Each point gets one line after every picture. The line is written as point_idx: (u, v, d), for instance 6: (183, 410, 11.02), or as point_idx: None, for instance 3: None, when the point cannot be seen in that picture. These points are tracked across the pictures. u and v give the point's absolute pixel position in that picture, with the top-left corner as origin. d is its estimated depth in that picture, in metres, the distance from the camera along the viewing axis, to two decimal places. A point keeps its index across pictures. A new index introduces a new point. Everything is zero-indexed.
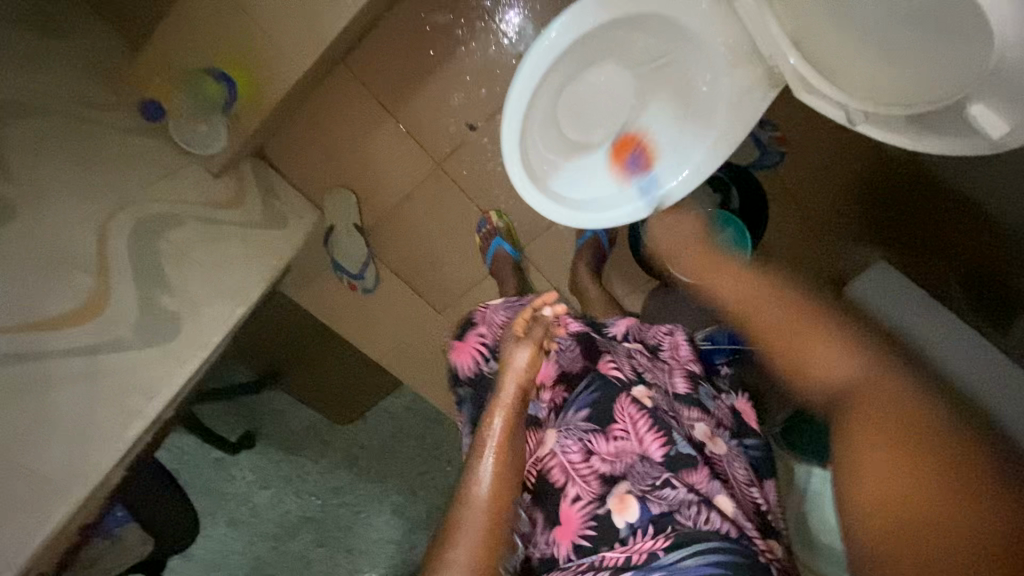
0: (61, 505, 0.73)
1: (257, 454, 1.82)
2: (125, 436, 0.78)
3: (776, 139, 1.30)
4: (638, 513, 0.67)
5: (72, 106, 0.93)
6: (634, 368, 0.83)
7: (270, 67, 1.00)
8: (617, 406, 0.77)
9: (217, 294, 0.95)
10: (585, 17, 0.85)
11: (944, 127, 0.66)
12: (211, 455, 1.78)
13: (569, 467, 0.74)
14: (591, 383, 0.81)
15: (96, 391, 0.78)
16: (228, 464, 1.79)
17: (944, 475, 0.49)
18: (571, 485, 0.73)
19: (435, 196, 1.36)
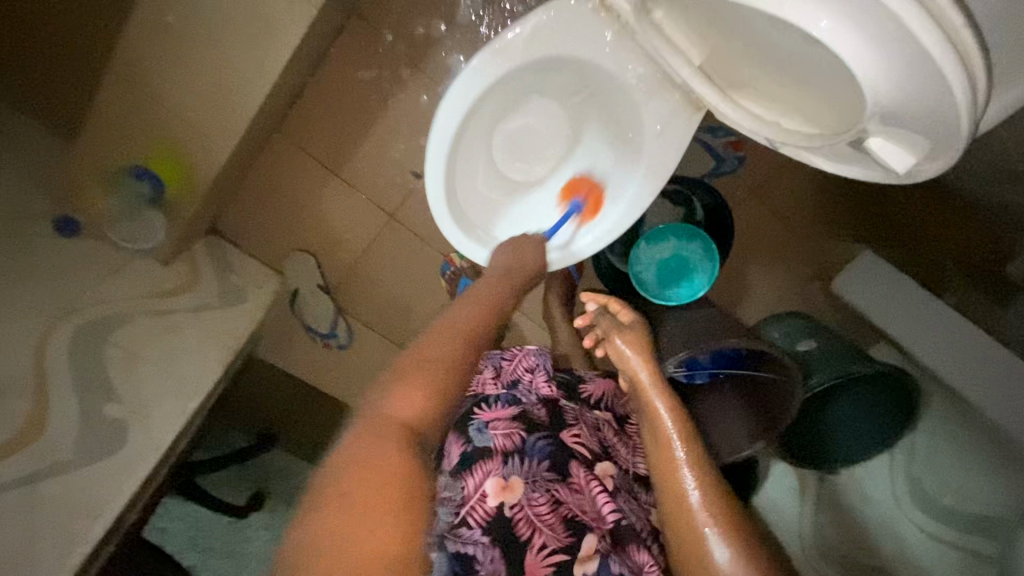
0: None
1: (268, 513, 1.76)
2: (70, 562, 0.77)
3: (732, 144, 1.26)
4: (601, 569, 0.71)
5: (5, 224, 0.94)
6: (596, 439, 0.86)
7: (195, 153, 0.99)
8: (575, 466, 0.79)
9: (168, 391, 0.93)
10: (486, 71, 0.82)
11: (846, 155, 0.63)
12: (224, 519, 1.74)
13: (537, 518, 0.72)
14: (556, 439, 0.81)
15: (34, 524, 0.77)
16: (243, 525, 1.74)
17: None
18: (537, 534, 0.72)
19: (394, 247, 1.34)
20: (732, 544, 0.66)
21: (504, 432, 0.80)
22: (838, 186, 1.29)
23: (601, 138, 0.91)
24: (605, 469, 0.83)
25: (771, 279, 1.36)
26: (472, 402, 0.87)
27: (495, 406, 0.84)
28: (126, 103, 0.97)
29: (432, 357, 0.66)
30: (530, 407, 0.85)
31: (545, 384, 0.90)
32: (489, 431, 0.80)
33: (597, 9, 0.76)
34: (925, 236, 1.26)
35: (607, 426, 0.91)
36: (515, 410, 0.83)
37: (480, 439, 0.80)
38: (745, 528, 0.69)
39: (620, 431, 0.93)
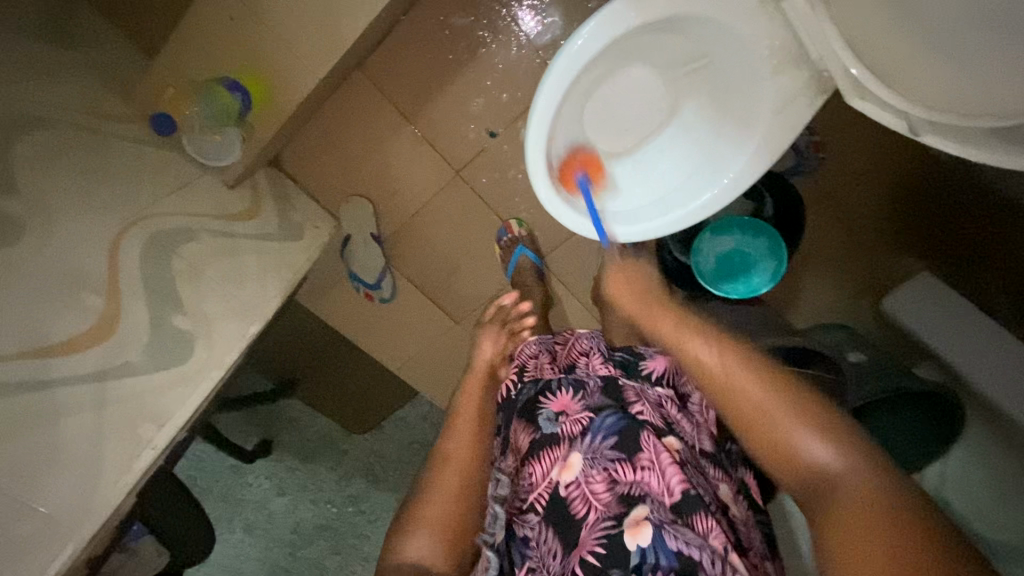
0: (72, 539, 0.69)
1: (274, 461, 1.79)
2: (134, 467, 0.74)
3: (813, 143, 1.24)
4: (652, 541, 0.64)
5: (82, 119, 0.90)
6: (661, 413, 0.78)
7: (286, 73, 0.97)
8: (645, 435, 0.73)
9: (232, 312, 0.91)
10: (619, 21, 0.77)
11: (991, 142, 0.59)
12: (229, 462, 1.76)
13: (593, 497, 0.70)
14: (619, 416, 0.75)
15: (104, 421, 0.74)
16: (246, 471, 1.77)
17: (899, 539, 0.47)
18: (591, 511, 0.69)
19: (454, 203, 1.32)
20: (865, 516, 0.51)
21: (564, 418, 0.77)
22: (903, 199, 1.25)
23: (701, 112, 0.90)
24: (672, 443, 0.75)
25: (823, 292, 1.35)
26: (534, 389, 0.84)
27: (559, 394, 0.80)
28: (222, 12, 0.94)
29: (458, 448, 0.85)
30: (592, 388, 0.80)
31: (602, 364, 0.85)
32: (556, 421, 0.78)
33: None
34: (985, 259, 1.19)
35: (671, 404, 0.81)
36: (578, 398, 0.78)
37: (547, 427, 0.78)
38: (874, 468, 0.55)
39: (685, 414, 0.82)
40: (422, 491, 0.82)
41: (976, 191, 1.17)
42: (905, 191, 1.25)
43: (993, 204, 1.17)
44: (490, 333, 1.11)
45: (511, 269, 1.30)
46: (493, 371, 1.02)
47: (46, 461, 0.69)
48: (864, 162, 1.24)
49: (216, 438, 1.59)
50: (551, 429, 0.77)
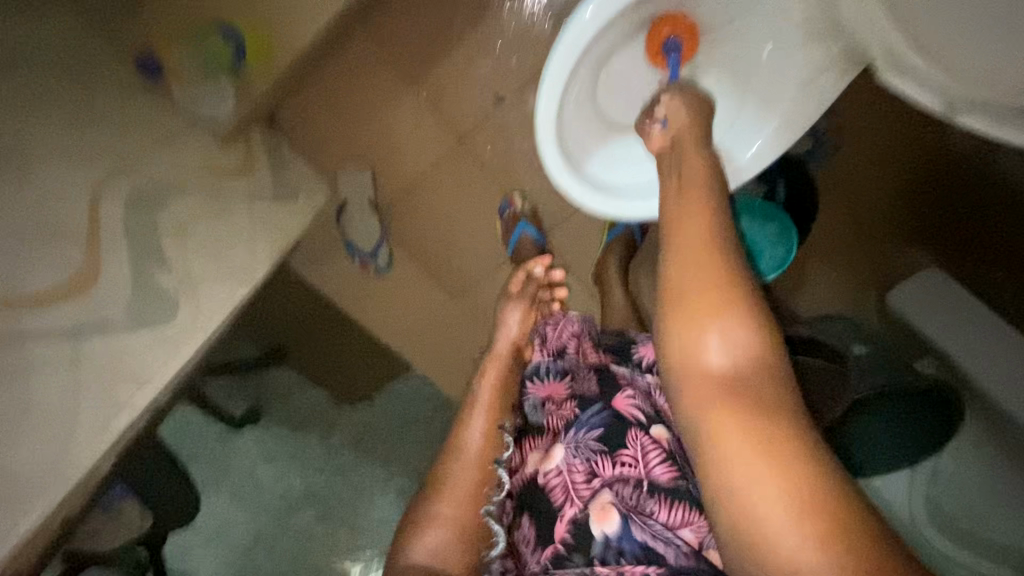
0: (38, 501, 0.66)
1: (262, 429, 1.75)
2: (112, 427, 0.70)
3: (832, 126, 1.21)
4: (619, 530, 0.62)
5: (66, 60, 0.85)
6: (654, 401, 0.75)
7: (284, 19, 0.91)
8: (630, 430, 0.70)
9: (221, 273, 0.87)
10: None
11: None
12: (217, 429, 1.74)
13: (570, 485, 0.67)
14: (606, 406, 0.72)
15: (80, 374, 0.71)
16: (233, 439, 1.74)
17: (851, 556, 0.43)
18: (566, 500, 0.67)
19: (458, 172, 1.27)
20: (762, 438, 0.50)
21: (551, 406, 0.77)
22: (920, 185, 1.21)
23: (721, 85, 0.86)
24: (660, 433, 0.71)
25: (828, 283, 1.31)
26: (524, 377, 0.83)
27: (547, 381, 0.80)
28: None
29: (480, 426, 0.77)
30: (582, 374, 0.79)
31: (593, 351, 0.84)
32: (542, 409, 0.78)
33: None
34: (992, 251, 1.17)
35: None
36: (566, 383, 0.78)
37: (533, 415, 0.79)
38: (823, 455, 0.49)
39: None
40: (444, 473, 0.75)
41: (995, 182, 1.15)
42: (923, 177, 1.20)
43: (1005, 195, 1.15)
44: (518, 305, 0.93)
45: (512, 245, 1.24)
46: (516, 353, 0.87)
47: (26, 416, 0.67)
48: (886, 144, 1.21)
49: (203, 403, 1.56)
50: (537, 417, 0.78)
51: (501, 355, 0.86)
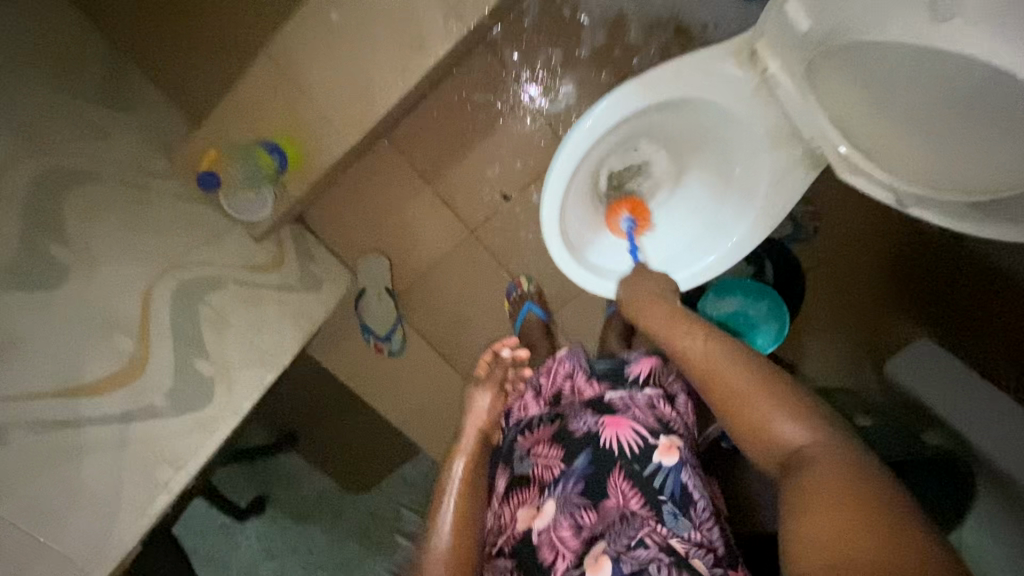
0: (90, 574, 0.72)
1: (266, 521, 1.70)
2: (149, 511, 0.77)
3: (809, 213, 1.31)
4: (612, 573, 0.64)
5: (128, 174, 0.97)
6: (654, 419, 0.79)
7: (322, 142, 1.07)
8: (611, 477, 0.73)
9: (251, 359, 0.96)
10: (624, 102, 0.84)
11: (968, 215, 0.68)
12: (218, 521, 1.69)
13: (562, 543, 0.70)
14: (593, 455, 0.75)
15: (125, 463, 0.75)
16: (234, 531, 1.69)
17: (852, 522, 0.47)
18: (561, 559, 0.69)
19: (466, 262, 1.38)
20: (823, 495, 0.51)
21: (538, 453, 0.79)
22: (896, 264, 1.29)
23: (702, 181, 0.97)
24: (667, 444, 0.75)
25: (826, 352, 1.35)
26: (517, 430, 0.86)
27: (539, 429, 0.83)
28: (269, 86, 1.04)
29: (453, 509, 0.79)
30: (573, 412, 0.82)
31: (588, 385, 0.86)
32: (529, 458, 0.80)
33: (742, 62, 0.80)
34: (977, 323, 1.21)
35: (663, 402, 0.83)
36: (553, 426, 0.81)
37: (521, 467, 0.81)
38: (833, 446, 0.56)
39: (676, 416, 0.83)
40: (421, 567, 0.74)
41: (971, 257, 1.23)
42: (896, 255, 1.29)
43: (979, 271, 1.22)
44: (485, 390, 0.94)
45: (518, 323, 1.31)
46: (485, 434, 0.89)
47: (66, 507, 0.70)
48: (857, 229, 1.31)
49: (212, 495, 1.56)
50: (525, 468, 0.80)
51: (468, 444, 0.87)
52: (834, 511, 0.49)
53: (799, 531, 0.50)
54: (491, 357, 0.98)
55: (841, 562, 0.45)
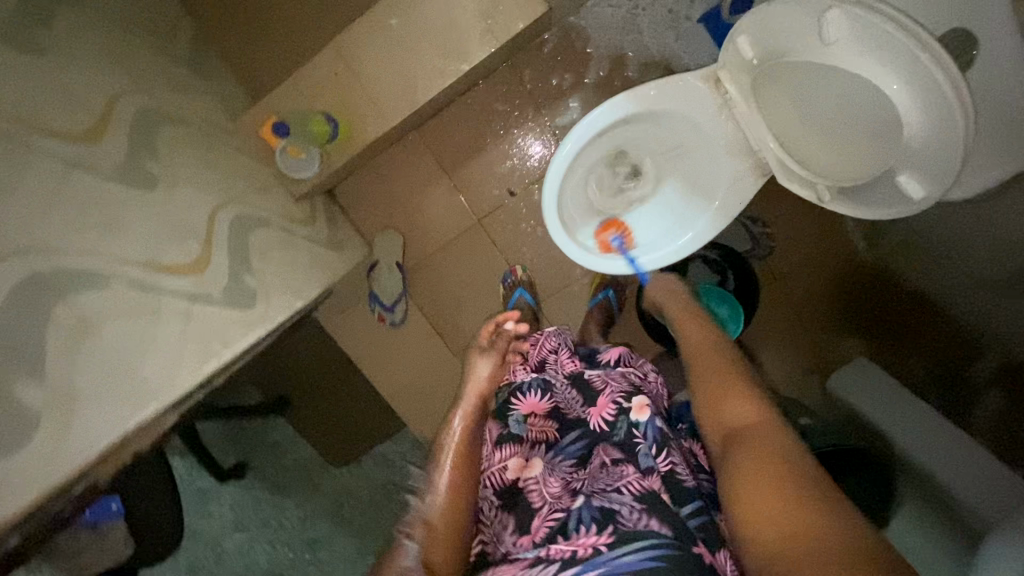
0: (151, 405, 0.77)
1: (242, 488, 1.85)
2: (207, 367, 0.86)
3: (766, 234, 1.51)
4: (584, 507, 0.71)
5: (204, 124, 1.16)
6: (627, 388, 0.92)
7: (367, 121, 1.28)
8: (601, 446, 0.84)
9: (284, 287, 1.12)
10: (617, 108, 1.07)
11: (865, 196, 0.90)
12: (197, 486, 1.84)
13: (547, 490, 0.79)
14: (582, 431, 0.88)
15: (191, 327, 0.85)
16: (210, 499, 1.84)
17: (783, 488, 0.55)
18: (543, 499, 0.78)
19: (470, 248, 1.57)
20: (763, 463, 0.60)
21: (533, 420, 0.92)
22: (840, 289, 1.49)
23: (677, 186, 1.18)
24: (641, 404, 0.87)
25: (782, 367, 1.53)
26: (511, 395, 0.98)
27: (529, 396, 0.95)
28: (329, 68, 1.26)
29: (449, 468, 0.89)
30: (560, 389, 0.96)
31: (568, 362, 1.03)
32: (524, 424, 0.92)
33: (710, 85, 1.04)
34: (909, 342, 1.41)
35: (635, 381, 0.96)
36: (545, 396, 0.94)
37: (517, 427, 0.91)
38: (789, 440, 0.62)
39: (649, 391, 0.95)
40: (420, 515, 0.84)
41: (904, 288, 1.42)
42: (840, 282, 1.49)
43: (910, 299, 1.41)
44: (487, 360, 1.14)
45: (510, 306, 1.48)
46: (484, 404, 1.04)
47: (150, 339, 0.78)
48: (813, 255, 1.50)
49: (199, 452, 1.66)
50: (520, 427, 0.91)
51: (469, 406, 1.03)
52: (766, 466, 0.59)
53: (741, 497, 0.59)
54: (494, 328, 1.23)
55: (772, 527, 0.53)
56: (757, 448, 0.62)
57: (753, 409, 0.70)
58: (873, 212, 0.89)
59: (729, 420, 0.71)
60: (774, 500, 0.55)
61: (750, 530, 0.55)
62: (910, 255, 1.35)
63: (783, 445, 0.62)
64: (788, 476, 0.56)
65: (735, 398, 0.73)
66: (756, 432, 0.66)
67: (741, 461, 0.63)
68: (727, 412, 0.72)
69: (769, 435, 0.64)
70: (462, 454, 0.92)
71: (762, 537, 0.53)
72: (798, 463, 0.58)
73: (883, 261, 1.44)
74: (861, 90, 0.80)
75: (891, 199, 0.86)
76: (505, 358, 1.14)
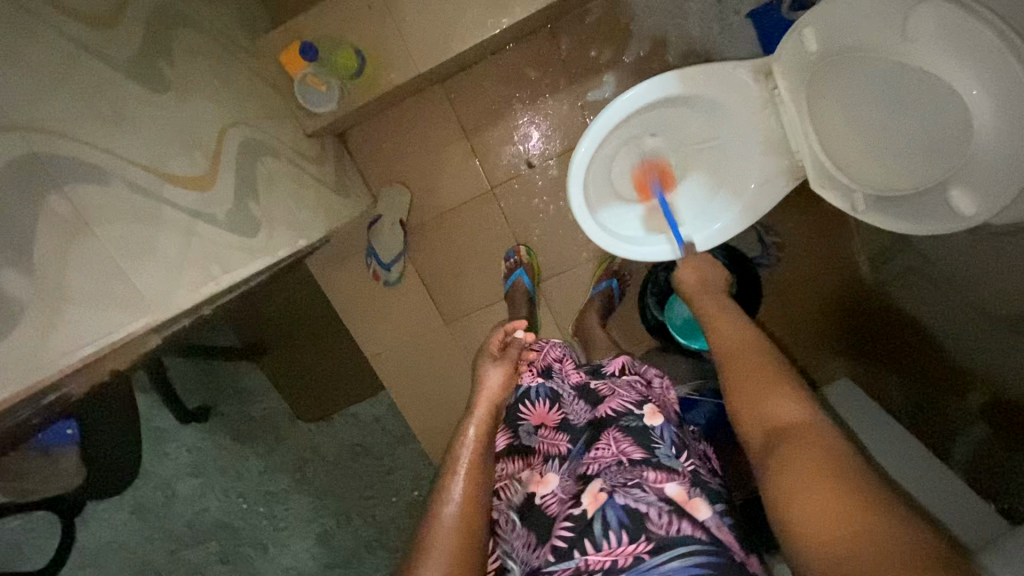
0: (147, 317, 0.71)
1: (203, 433, 1.76)
2: (204, 289, 0.81)
3: (777, 244, 1.52)
4: (608, 506, 0.68)
5: (224, 37, 1.09)
6: (636, 395, 0.92)
7: (395, 62, 1.22)
8: (609, 432, 0.83)
9: (287, 223, 1.05)
10: (661, 87, 1.04)
11: (904, 206, 0.90)
12: (154, 425, 1.73)
13: (559, 493, 0.76)
14: (592, 429, 0.87)
15: (190, 246, 0.79)
16: (167, 440, 1.74)
17: (845, 497, 0.54)
18: (555, 500, 0.76)
19: (478, 215, 1.52)
20: (811, 466, 0.59)
21: (542, 428, 0.90)
22: (835, 307, 1.51)
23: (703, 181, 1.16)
24: (652, 411, 0.87)
25: None
26: (518, 398, 0.96)
27: (537, 405, 0.94)
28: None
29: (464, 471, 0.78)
30: (567, 397, 0.95)
31: (574, 372, 1.02)
32: (535, 434, 0.90)
33: (759, 79, 1.02)
34: (894, 365, 1.39)
35: (641, 387, 0.97)
36: (553, 405, 0.93)
37: (527, 437, 0.90)
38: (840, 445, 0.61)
39: (656, 397, 0.96)
40: (431, 523, 0.71)
41: (896, 310, 1.38)
42: (838, 301, 1.51)
43: (902, 321, 1.36)
44: (497, 367, 1.00)
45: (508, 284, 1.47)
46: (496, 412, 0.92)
47: (150, 249, 0.72)
48: (814, 271, 1.51)
49: (162, 389, 1.56)
50: (530, 436, 0.90)
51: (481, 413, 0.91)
52: (820, 472, 0.58)
53: (790, 502, 0.58)
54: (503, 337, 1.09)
55: (836, 532, 0.52)
56: (808, 448, 0.62)
57: (800, 411, 0.69)
58: (913, 222, 0.89)
59: (771, 420, 0.70)
60: (836, 510, 0.54)
61: (816, 549, 0.53)
62: (915, 283, 1.32)
63: (835, 451, 0.60)
64: (847, 488, 0.55)
65: (778, 398, 0.71)
66: (799, 435, 0.65)
67: (788, 460, 0.62)
68: (769, 411, 0.71)
69: (815, 437, 0.63)
70: (477, 460, 0.81)
71: (822, 547, 0.52)
72: (855, 470, 0.57)
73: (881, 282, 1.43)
74: (941, 96, 0.77)
75: (932, 212, 0.86)
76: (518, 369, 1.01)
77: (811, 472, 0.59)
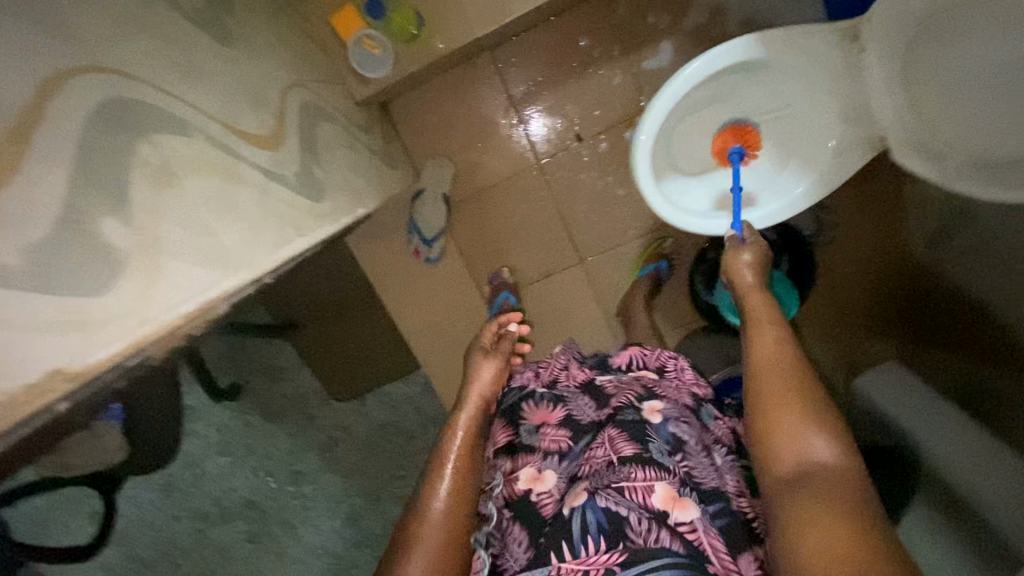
0: (238, 276, 0.69)
1: (234, 411, 1.74)
2: (284, 251, 0.78)
3: (826, 219, 1.48)
4: (585, 508, 0.65)
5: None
6: (637, 392, 0.84)
7: (450, 24, 1.17)
8: (609, 435, 0.75)
9: (344, 189, 1.01)
10: (740, 50, 0.99)
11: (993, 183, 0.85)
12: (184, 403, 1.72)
13: (554, 493, 0.71)
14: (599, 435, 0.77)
15: (267, 207, 0.76)
16: (195, 418, 1.72)
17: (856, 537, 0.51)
18: (548, 503, 0.70)
19: (522, 189, 1.49)
20: (827, 508, 0.55)
21: (547, 431, 0.79)
22: (881, 280, 1.46)
23: (767, 155, 1.11)
24: (654, 408, 0.80)
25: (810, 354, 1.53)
26: (518, 395, 0.89)
27: (540, 406, 0.83)
28: None
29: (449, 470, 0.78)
30: (572, 395, 0.85)
31: (580, 371, 0.91)
32: (537, 434, 0.80)
33: (841, 43, 0.97)
34: (940, 339, 1.35)
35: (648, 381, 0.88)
36: (557, 406, 0.82)
37: (529, 438, 0.80)
38: (860, 478, 0.59)
39: (669, 389, 0.87)
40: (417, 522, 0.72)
41: (944, 285, 1.35)
42: (885, 275, 1.45)
43: (951, 297, 1.34)
44: (489, 363, 1.02)
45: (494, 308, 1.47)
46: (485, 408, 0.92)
47: (233, 205, 0.69)
48: (864, 247, 1.46)
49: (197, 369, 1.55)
50: (532, 437, 0.79)
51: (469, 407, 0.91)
52: (831, 513, 0.54)
53: (802, 538, 0.54)
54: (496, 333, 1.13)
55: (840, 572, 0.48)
56: (829, 485, 0.58)
57: (830, 449, 0.62)
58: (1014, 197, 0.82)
59: (794, 452, 0.63)
60: (844, 539, 0.51)
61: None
62: (979, 261, 1.28)
63: (853, 491, 0.57)
64: (864, 533, 0.51)
65: (807, 421, 0.66)
66: (831, 471, 0.60)
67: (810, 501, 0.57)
68: (788, 441, 0.65)
69: (846, 484, 0.58)
70: (463, 458, 0.80)
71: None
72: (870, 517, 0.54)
73: (932, 254, 1.38)
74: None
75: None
76: (509, 364, 1.04)
77: (817, 513, 0.55)
